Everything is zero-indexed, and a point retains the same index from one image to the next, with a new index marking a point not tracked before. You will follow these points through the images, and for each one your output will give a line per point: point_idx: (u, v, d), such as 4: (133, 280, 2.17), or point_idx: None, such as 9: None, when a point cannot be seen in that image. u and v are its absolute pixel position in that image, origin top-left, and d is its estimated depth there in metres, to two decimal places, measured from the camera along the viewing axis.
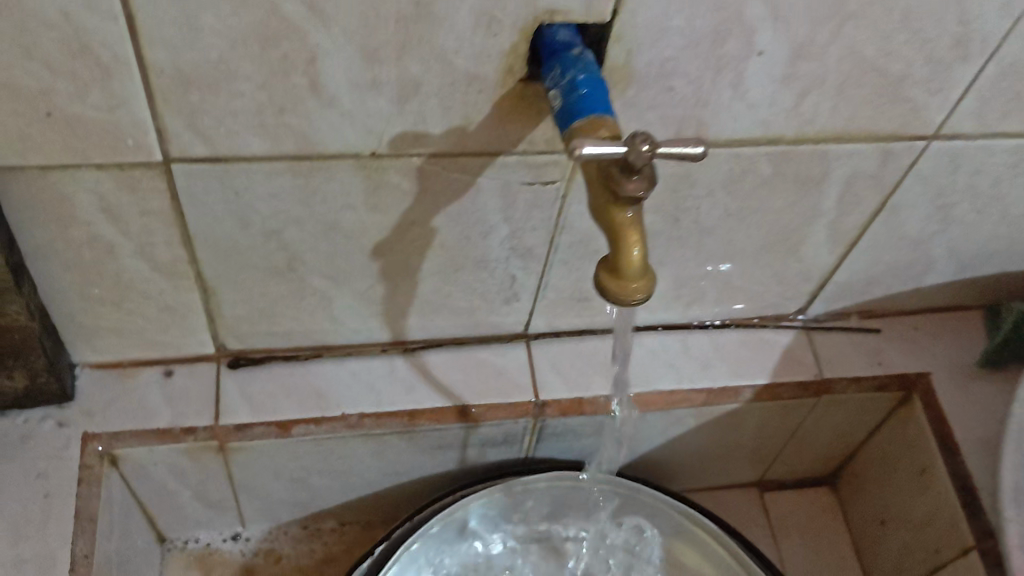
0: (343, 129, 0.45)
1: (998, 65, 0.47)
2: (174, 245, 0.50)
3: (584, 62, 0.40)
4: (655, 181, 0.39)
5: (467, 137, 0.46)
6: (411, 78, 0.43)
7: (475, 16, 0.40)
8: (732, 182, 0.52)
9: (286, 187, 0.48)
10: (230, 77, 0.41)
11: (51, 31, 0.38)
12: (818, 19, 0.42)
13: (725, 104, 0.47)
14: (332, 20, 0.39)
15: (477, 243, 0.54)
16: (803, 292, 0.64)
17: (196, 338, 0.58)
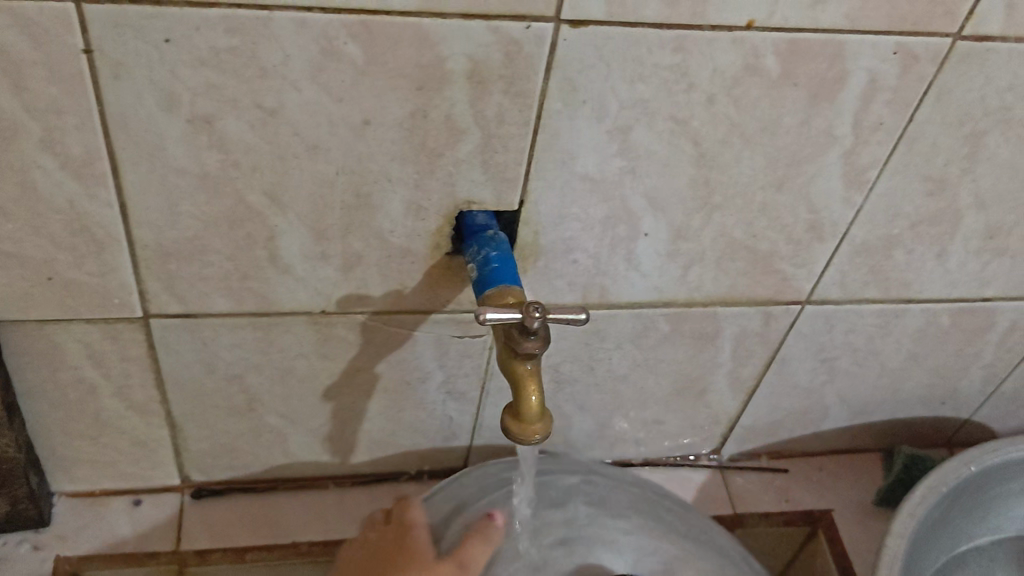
0: (298, 292, 0.53)
1: (851, 244, 0.56)
2: (148, 386, 0.57)
3: (496, 242, 0.49)
4: (549, 341, 0.46)
5: (404, 298, 0.54)
6: (354, 252, 0.51)
7: (406, 206, 0.49)
8: (637, 337, 0.60)
9: (248, 339, 0.55)
10: (204, 250, 0.50)
11: (57, 214, 0.46)
12: (690, 208, 0.52)
13: (621, 274, 0.55)
14: (288, 207, 0.48)
15: (416, 388, 0.61)
16: (715, 434, 0.70)
17: (163, 469, 0.64)
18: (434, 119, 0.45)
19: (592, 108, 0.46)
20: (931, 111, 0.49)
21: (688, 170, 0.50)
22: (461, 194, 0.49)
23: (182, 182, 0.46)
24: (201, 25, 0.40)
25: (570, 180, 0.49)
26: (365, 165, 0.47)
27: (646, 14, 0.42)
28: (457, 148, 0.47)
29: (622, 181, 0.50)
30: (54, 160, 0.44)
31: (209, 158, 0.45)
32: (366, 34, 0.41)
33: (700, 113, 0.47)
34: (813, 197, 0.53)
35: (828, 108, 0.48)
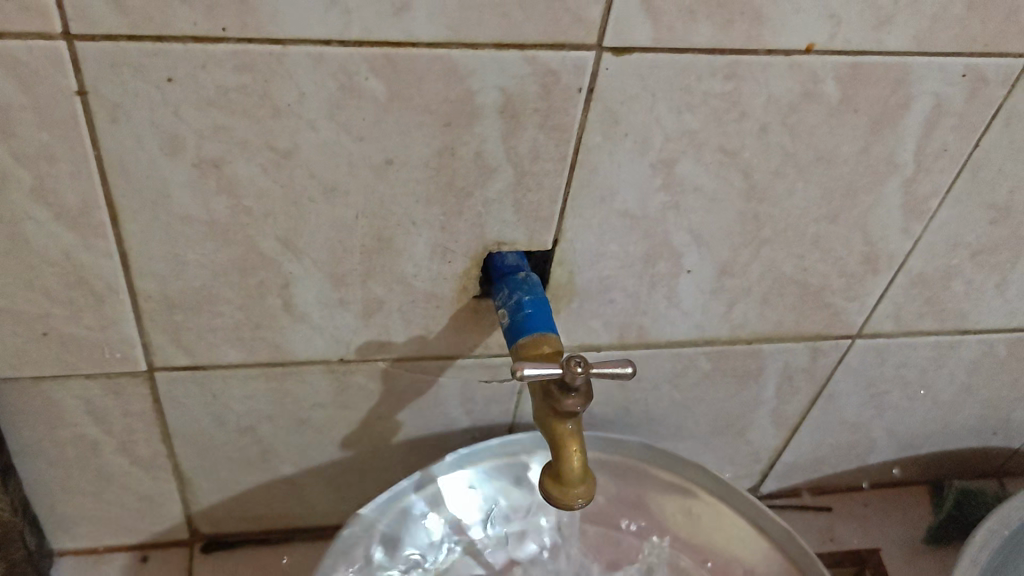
0: (314, 341, 0.49)
1: (907, 276, 0.52)
2: (154, 441, 0.53)
3: (529, 284, 0.45)
4: (592, 396, 0.42)
5: (428, 343, 0.50)
6: (375, 297, 0.47)
7: (431, 248, 0.45)
8: (676, 376, 0.56)
9: (261, 389, 0.51)
10: (212, 300, 0.46)
11: (51, 267, 0.42)
12: (737, 243, 0.48)
13: (661, 313, 0.51)
14: (303, 254, 0.44)
15: (440, 435, 0.57)
16: (754, 471, 0.66)
17: (171, 523, 0.60)
18: (463, 157, 0.41)
19: (635, 141, 0.42)
20: (1000, 136, 0.45)
21: (737, 204, 0.46)
22: (491, 235, 0.45)
23: (188, 230, 0.42)
24: (208, 62, 0.36)
25: (609, 217, 0.46)
26: (388, 207, 0.43)
27: (697, 40, 0.38)
28: (488, 186, 0.43)
29: (665, 216, 0.46)
30: (47, 210, 0.40)
31: (217, 204, 0.41)
32: (389, 68, 0.37)
33: (752, 144, 0.43)
34: (870, 228, 0.49)
35: (890, 135, 0.44)
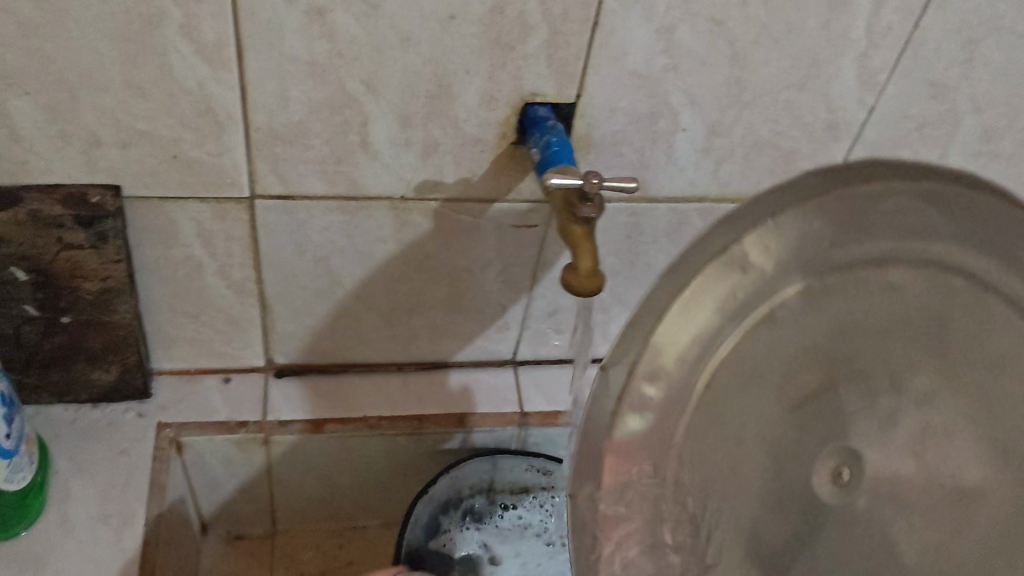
0: (382, 178, 0.61)
1: (863, 145, 0.64)
2: (247, 267, 0.66)
3: (556, 130, 0.57)
4: (603, 209, 0.55)
5: (471, 186, 0.63)
6: (433, 140, 0.59)
7: (479, 96, 0.57)
8: (673, 230, 0.68)
9: (336, 222, 0.64)
10: (306, 135, 0.58)
11: (188, 97, 0.55)
12: (723, 105, 0.60)
13: (662, 168, 0.64)
14: (380, 96, 0.56)
15: (477, 276, 0.70)
16: None
17: (252, 350, 0.72)
18: (509, 15, 0.53)
19: (643, 8, 0.54)
20: (935, 18, 0.57)
21: (722, 69, 0.58)
22: (528, 87, 0.57)
23: (294, 70, 0.54)
24: None
25: (621, 76, 0.58)
26: (448, 57, 0.55)
27: None
28: (527, 43, 0.55)
29: (666, 77, 0.58)
30: (191, 47, 0.52)
31: (318, 47, 0.53)
32: None
33: (735, 16, 0.55)
34: (831, 97, 0.61)
35: (845, 14, 0.56)
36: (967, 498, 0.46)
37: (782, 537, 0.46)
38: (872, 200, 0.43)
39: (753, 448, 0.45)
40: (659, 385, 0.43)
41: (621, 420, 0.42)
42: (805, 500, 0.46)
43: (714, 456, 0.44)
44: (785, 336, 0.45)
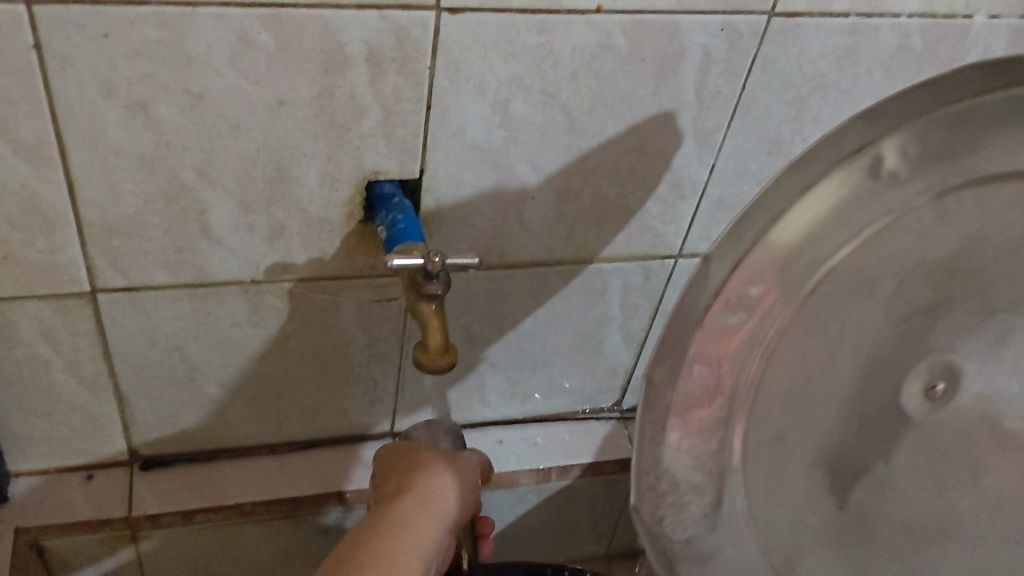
0: (229, 263, 0.60)
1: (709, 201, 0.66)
2: (97, 360, 0.63)
3: (402, 207, 0.57)
4: (449, 284, 0.54)
5: (324, 265, 0.62)
6: (277, 223, 0.58)
7: (321, 178, 0.57)
8: (536, 294, 0.69)
9: (186, 310, 0.62)
10: (144, 226, 0.56)
11: (12, 197, 0.53)
12: (568, 172, 0.61)
13: (515, 235, 0.64)
14: (216, 183, 0.55)
15: (342, 353, 0.69)
16: (615, 386, 0.79)
17: (114, 443, 0.70)
18: (340, 98, 0.53)
19: (475, 85, 0.55)
20: (760, 79, 0.59)
21: (561, 137, 0.59)
22: (369, 166, 0.57)
23: (123, 162, 0.53)
24: (135, 21, 0.47)
25: (462, 150, 0.58)
26: (282, 142, 0.54)
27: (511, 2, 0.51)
28: (361, 124, 0.55)
29: (507, 149, 0.58)
30: (9, 147, 0.51)
31: (145, 139, 0.52)
32: (276, 26, 0.49)
33: (567, 87, 0.56)
34: (671, 158, 0.62)
35: (673, 79, 0.57)
36: (890, 369, 0.50)
37: (832, 440, 0.51)
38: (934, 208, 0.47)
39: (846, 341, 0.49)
40: (761, 287, 0.46)
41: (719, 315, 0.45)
42: (890, 404, 0.50)
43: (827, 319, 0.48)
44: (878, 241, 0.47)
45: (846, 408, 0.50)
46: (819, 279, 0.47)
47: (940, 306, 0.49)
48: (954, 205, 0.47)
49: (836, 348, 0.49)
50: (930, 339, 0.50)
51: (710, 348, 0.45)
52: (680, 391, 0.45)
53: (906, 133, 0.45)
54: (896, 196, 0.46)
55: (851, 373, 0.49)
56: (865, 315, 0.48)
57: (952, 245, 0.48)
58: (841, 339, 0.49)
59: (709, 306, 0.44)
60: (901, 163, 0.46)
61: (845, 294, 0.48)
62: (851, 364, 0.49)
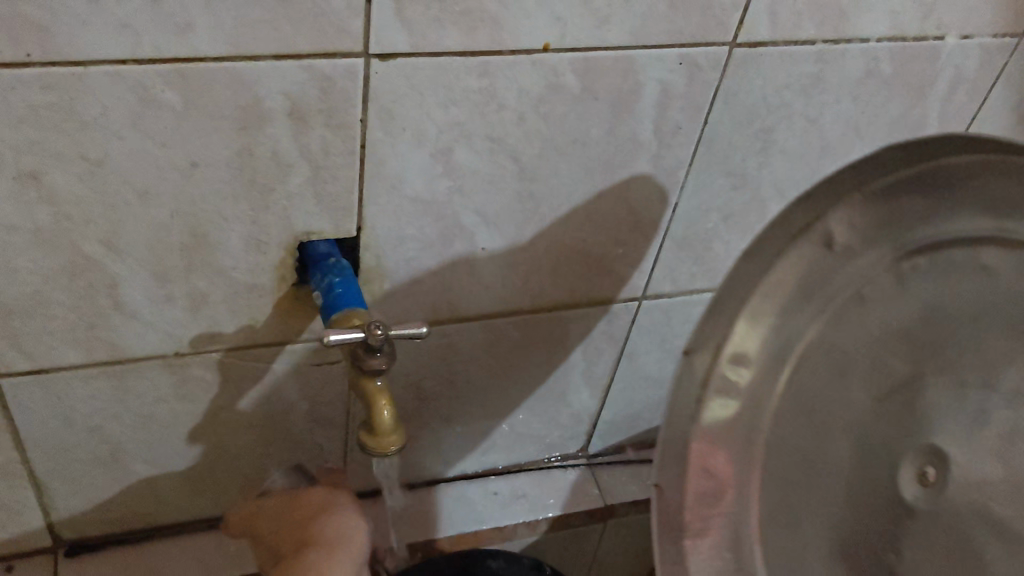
0: (148, 337, 0.54)
1: (673, 241, 0.61)
2: (5, 449, 0.57)
3: (339, 268, 0.51)
4: (393, 356, 0.49)
5: (256, 332, 0.56)
6: (199, 291, 0.53)
7: (245, 241, 0.51)
8: (491, 346, 0.64)
9: (103, 389, 0.56)
10: (47, 304, 0.50)
11: None
12: (520, 221, 0.56)
13: (466, 288, 0.59)
14: (126, 254, 0.49)
15: (282, 420, 0.63)
16: (579, 432, 0.75)
17: (32, 531, 0.63)
18: (261, 156, 0.47)
19: (412, 135, 0.49)
20: (722, 113, 0.54)
21: (511, 184, 0.54)
22: (299, 226, 0.51)
23: (15, 239, 0.46)
24: (16, 84, 0.41)
25: (403, 204, 0.52)
26: (199, 206, 0.48)
27: (447, 44, 0.46)
28: (287, 182, 0.49)
29: (452, 200, 0.53)
30: None
31: (39, 212, 0.46)
32: (181, 81, 0.43)
33: (514, 131, 0.51)
34: (631, 200, 0.57)
35: (630, 117, 0.53)
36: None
37: (891, 522, 0.47)
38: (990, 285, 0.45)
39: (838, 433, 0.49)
40: (725, 460, 0.49)
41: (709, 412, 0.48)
42: (887, 493, 0.47)
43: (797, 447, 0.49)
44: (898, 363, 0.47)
45: (982, 532, 0.44)
46: (936, 347, 0.47)
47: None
48: (988, 256, 0.44)
49: (974, 443, 0.44)
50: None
51: (713, 451, 0.48)
52: (693, 468, 0.48)
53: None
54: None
55: (1003, 471, 0.43)
56: (1019, 414, 0.43)
57: (989, 294, 0.45)
58: (981, 429, 0.44)
59: (710, 371, 0.47)
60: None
61: (966, 368, 0.45)
62: (996, 459, 0.43)
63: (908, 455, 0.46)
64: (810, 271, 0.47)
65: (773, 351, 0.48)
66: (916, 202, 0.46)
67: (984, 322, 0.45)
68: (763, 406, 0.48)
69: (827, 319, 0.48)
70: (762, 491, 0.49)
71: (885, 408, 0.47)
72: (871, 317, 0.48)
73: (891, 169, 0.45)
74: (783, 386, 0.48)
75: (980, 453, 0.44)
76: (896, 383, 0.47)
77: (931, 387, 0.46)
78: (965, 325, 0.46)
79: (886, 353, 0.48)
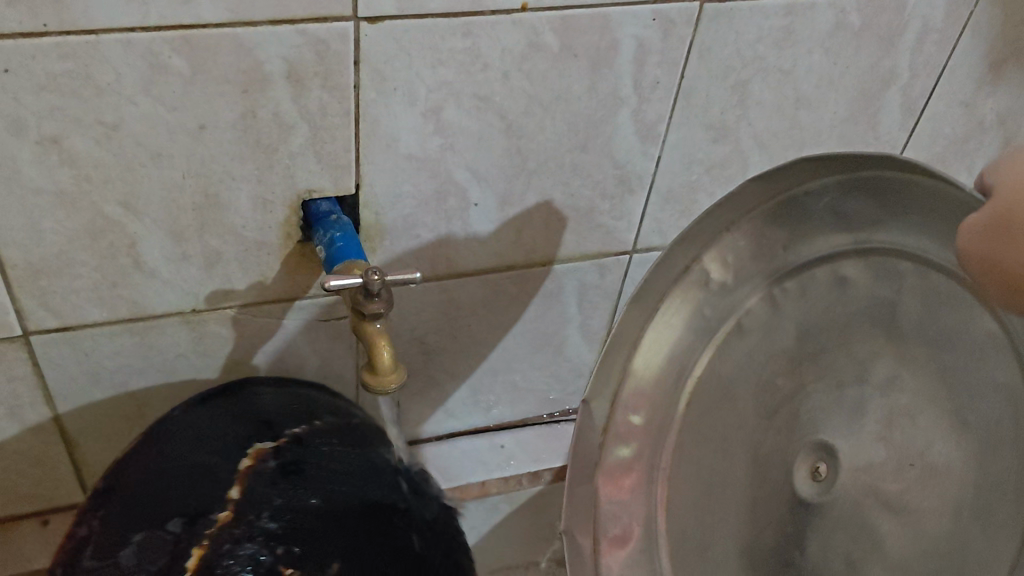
0: (166, 294, 0.58)
1: (659, 194, 0.64)
2: (38, 405, 0.61)
3: (340, 224, 0.55)
4: (391, 301, 0.52)
5: (267, 288, 0.60)
6: (213, 250, 0.56)
7: (253, 201, 0.55)
8: (489, 301, 0.67)
9: (127, 346, 0.60)
10: (72, 264, 0.54)
11: None
12: (509, 176, 0.59)
13: (462, 244, 0.62)
14: (144, 214, 0.53)
15: (295, 376, 0.67)
16: (581, 387, 0.78)
17: (67, 487, 0.67)
18: (264, 118, 0.51)
19: (403, 94, 0.53)
20: (698, 67, 0.57)
21: (500, 141, 0.57)
22: (302, 185, 0.55)
23: (40, 200, 0.50)
24: (36, 53, 0.45)
25: (398, 161, 0.56)
26: (208, 166, 0.52)
27: (432, 6, 0.49)
28: (289, 142, 0.53)
29: (445, 156, 0.57)
30: None
31: (61, 175, 0.50)
32: (187, 47, 0.47)
33: (500, 89, 0.54)
34: (615, 154, 0.60)
35: (609, 73, 0.56)
36: (930, 476, 0.51)
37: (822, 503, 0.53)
38: (893, 267, 0.52)
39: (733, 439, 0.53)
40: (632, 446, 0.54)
41: (612, 450, 0.53)
42: (784, 492, 0.53)
43: (714, 438, 0.54)
44: (833, 292, 0.53)
45: (873, 510, 0.53)
46: (814, 356, 0.53)
47: (939, 347, 0.51)
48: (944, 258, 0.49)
49: (856, 431, 0.53)
50: (994, 377, 0.49)
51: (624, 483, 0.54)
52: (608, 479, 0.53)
53: (918, 235, 0.50)
54: (890, 280, 0.52)
55: (887, 451, 0.52)
56: (892, 396, 0.52)
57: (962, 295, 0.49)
58: (858, 417, 0.53)
59: (602, 445, 0.53)
60: (900, 254, 0.51)
61: (846, 367, 0.53)
62: (879, 441, 0.52)
63: (800, 455, 0.53)
64: (697, 305, 0.53)
65: (672, 385, 0.54)
66: (781, 234, 0.53)
67: (861, 326, 0.53)
68: (671, 422, 0.54)
69: (717, 347, 0.53)
70: (672, 503, 0.54)
71: (801, 389, 0.53)
72: (748, 346, 0.53)
73: (753, 206, 0.52)
74: (684, 410, 0.54)
75: (848, 436, 0.53)
76: (783, 398, 0.53)
77: (814, 391, 0.53)
78: (842, 331, 0.53)
79: (767, 371, 0.53)
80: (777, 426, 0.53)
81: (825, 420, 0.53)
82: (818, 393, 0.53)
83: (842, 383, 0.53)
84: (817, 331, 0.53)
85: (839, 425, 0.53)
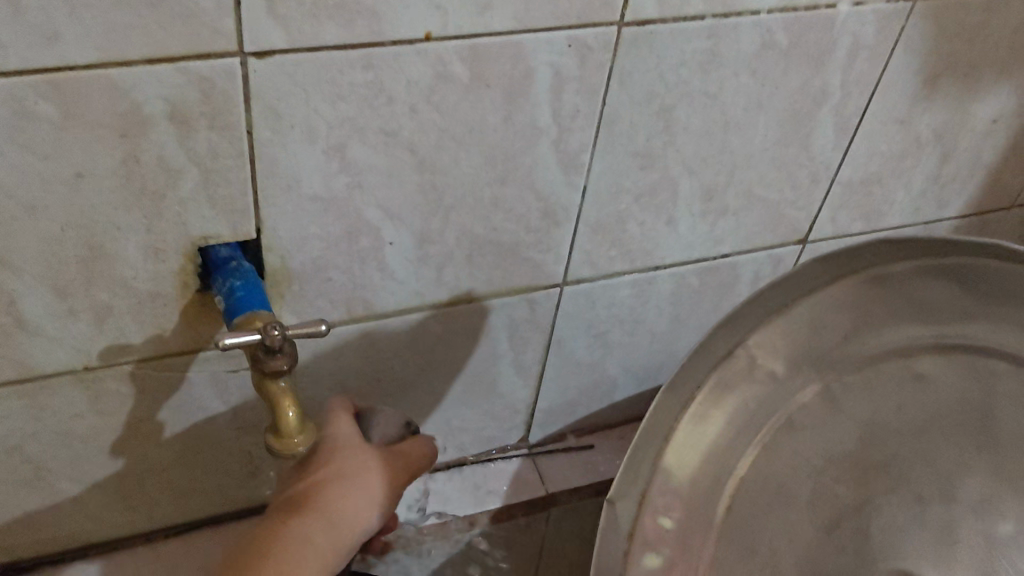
0: (54, 352, 0.53)
1: (587, 225, 0.61)
2: None
3: (240, 271, 0.51)
4: (295, 356, 0.48)
5: (167, 341, 0.56)
6: (102, 303, 0.52)
7: (143, 250, 0.51)
8: (413, 342, 0.63)
9: (15, 408, 0.55)
10: None
11: None
12: (425, 213, 0.56)
13: (379, 285, 0.59)
14: (20, 270, 0.49)
15: (206, 428, 0.62)
16: (517, 422, 0.75)
17: None
18: (147, 162, 0.47)
19: (301, 133, 0.49)
20: (620, 93, 0.54)
21: (412, 177, 0.53)
22: (197, 231, 0.51)
23: None
24: None
25: (302, 203, 0.52)
26: (89, 216, 0.48)
27: (326, 38, 0.46)
28: (178, 187, 0.49)
29: (352, 196, 0.53)
30: None
31: None
32: (54, 91, 0.43)
33: (407, 123, 0.51)
34: (538, 186, 0.57)
35: (525, 103, 0.52)
36: None
37: None
38: (992, 367, 0.48)
39: (798, 521, 0.52)
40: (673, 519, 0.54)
41: (640, 557, 0.53)
42: None
43: (763, 534, 0.52)
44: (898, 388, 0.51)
45: None
46: (889, 462, 0.50)
47: None
48: None
49: (938, 557, 0.47)
50: None
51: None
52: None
53: (1012, 332, 0.47)
54: (983, 382, 0.48)
55: None
56: (991, 522, 0.46)
57: None
58: (952, 545, 0.47)
59: (628, 553, 0.54)
60: (992, 352, 0.47)
61: (920, 478, 0.49)
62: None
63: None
64: (744, 417, 0.55)
65: (708, 488, 0.54)
66: (844, 319, 0.53)
67: (949, 429, 0.48)
68: (711, 517, 0.54)
69: (761, 447, 0.54)
70: None
71: (860, 479, 0.51)
72: (797, 445, 0.53)
73: (825, 274, 0.53)
74: (725, 509, 0.54)
75: (928, 552, 0.48)
76: (846, 512, 0.51)
77: (887, 506, 0.50)
78: (914, 438, 0.50)
79: (829, 481, 0.52)
80: (872, 514, 0.50)
81: (890, 522, 0.49)
82: (885, 499, 0.50)
83: (925, 495, 0.48)
84: (881, 430, 0.51)
85: (918, 546, 0.48)
